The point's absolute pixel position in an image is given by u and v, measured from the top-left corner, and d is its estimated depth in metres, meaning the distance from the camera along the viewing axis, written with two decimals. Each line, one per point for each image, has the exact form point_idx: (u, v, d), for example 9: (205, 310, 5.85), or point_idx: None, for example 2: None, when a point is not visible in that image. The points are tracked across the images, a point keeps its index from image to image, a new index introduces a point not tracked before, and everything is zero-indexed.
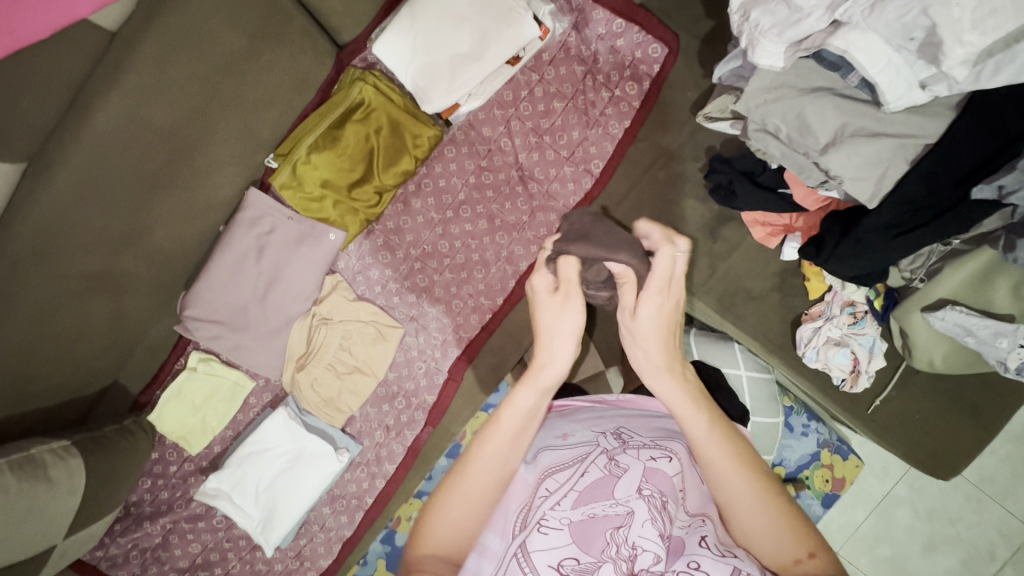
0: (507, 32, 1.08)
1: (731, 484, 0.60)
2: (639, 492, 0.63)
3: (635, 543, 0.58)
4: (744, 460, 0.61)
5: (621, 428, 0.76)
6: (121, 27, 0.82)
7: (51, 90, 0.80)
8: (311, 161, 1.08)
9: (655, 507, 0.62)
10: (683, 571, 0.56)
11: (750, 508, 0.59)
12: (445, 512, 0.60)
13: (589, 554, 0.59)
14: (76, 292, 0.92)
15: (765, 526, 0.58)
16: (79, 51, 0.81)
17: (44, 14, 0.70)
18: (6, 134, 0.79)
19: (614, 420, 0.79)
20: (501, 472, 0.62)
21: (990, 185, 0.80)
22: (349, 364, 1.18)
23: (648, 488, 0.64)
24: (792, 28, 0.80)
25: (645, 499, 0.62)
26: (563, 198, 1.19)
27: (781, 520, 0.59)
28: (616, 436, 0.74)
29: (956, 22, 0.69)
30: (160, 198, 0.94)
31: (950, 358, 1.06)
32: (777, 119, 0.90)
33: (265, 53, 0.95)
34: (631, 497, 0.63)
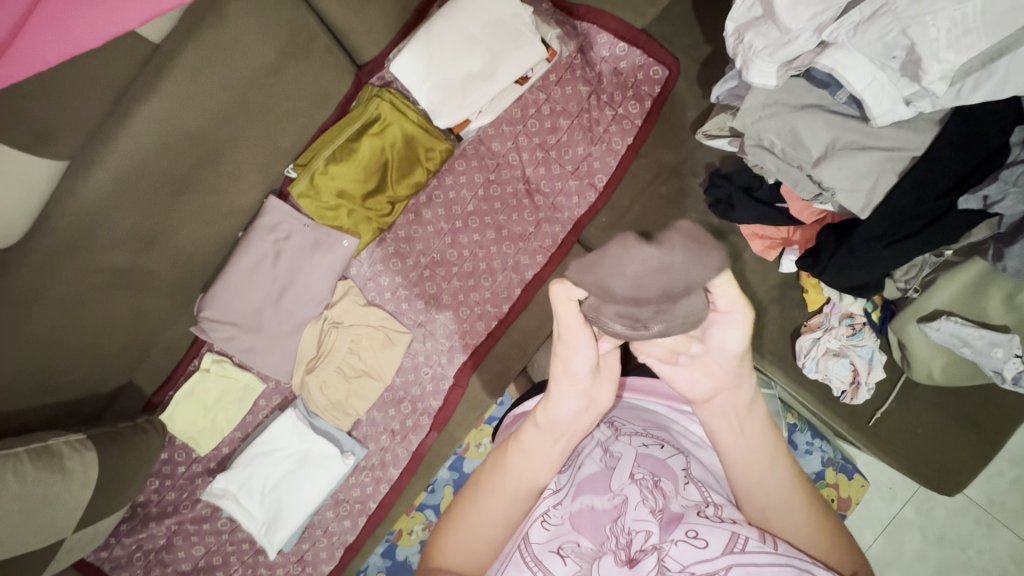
0: (517, 53, 1.15)
1: (791, 503, 0.64)
2: (631, 477, 0.66)
3: (631, 527, 0.61)
4: (798, 479, 0.66)
5: (614, 420, 0.79)
6: (163, 41, 0.88)
7: (95, 99, 0.86)
8: (328, 171, 1.14)
9: (647, 487, 0.65)
10: (681, 540, 0.58)
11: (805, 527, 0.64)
12: (462, 533, 0.64)
13: (590, 540, 0.62)
14: (100, 287, 0.97)
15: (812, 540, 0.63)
16: (123, 60, 0.87)
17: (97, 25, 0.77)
18: (52, 133, 0.84)
19: (607, 409, 0.83)
20: (514, 507, 0.65)
21: (976, 196, 0.84)
22: (358, 368, 1.21)
23: (640, 471, 0.67)
24: (782, 49, 0.86)
25: (638, 482, 0.65)
26: (568, 210, 1.23)
27: (830, 537, 0.64)
28: (608, 426, 0.78)
29: (934, 40, 0.74)
30: (186, 200, 0.99)
31: (949, 370, 1.08)
32: (772, 134, 0.95)
33: (292, 68, 1.01)
34: (625, 483, 0.66)
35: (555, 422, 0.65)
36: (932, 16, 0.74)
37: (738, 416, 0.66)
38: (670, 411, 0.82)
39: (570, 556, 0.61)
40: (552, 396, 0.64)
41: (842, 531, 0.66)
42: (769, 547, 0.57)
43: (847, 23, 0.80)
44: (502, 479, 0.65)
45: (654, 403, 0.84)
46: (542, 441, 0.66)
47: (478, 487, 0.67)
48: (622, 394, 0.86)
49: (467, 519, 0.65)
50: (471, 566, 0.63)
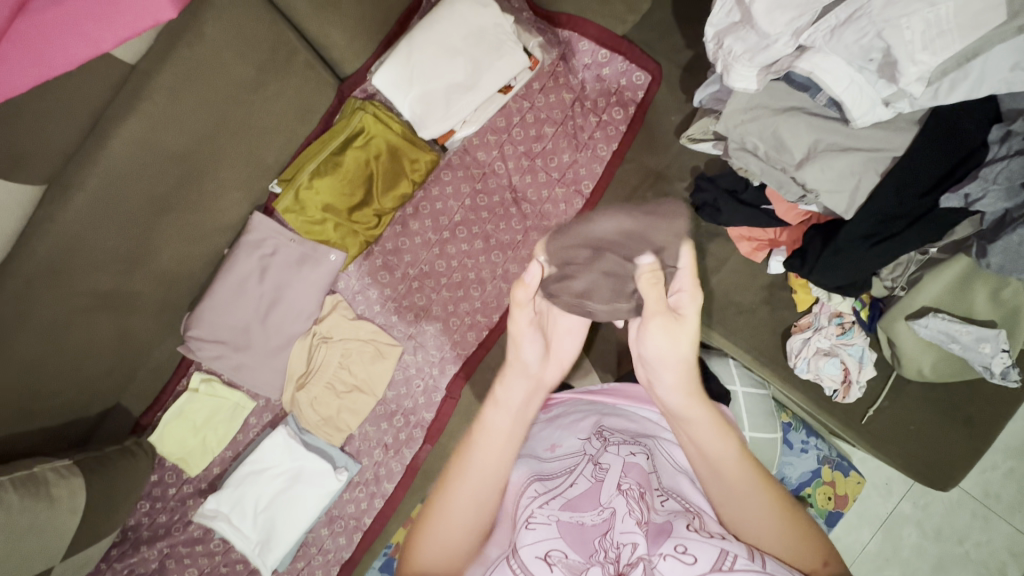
0: (500, 63, 1.15)
1: (755, 508, 0.65)
2: (619, 488, 0.65)
3: (619, 540, 0.60)
4: (757, 472, 0.67)
5: (601, 427, 0.79)
6: (140, 61, 0.88)
7: (72, 121, 0.85)
8: (313, 186, 1.13)
9: (634, 499, 0.63)
10: (669, 554, 0.58)
11: (770, 521, 0.64)
12: (435, 532, 0.64)
13: (578, 553, 0.60)
14: (84, 309, 0.95)
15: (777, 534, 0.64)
16: (99, 82, 0.86)
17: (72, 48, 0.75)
18: (29, 157, 0.83)
19: (594, 418, 0.82)
20: (483, 492, 0.66)
21: (957, 194, 0.85)
22: (348, 383, 1.20)
23: (628, 481, 0.66)
24: (762, 53, 0.86)
25: (625, 494, 0.64)
26: (556, 218, 1.23)
27: (797, 531, 0.65)
28: (597, 436, 0.77)
29: (909, 43, 0.75)
30: (169, 220, 0.98)
31: (939, 366, 1.08)
32: (755, 137, 0.96)
33: (272, 84, 1.01)
34: (613, 496, 0.65)
35: (511, 399, 0.68)
36: (907, 19, 0.74)
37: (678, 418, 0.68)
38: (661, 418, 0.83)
39: (557, 564, 0.59)
40: (505, 375, 0.69)
41: (808, 522, 0.67)
42: (757, 564, 0.57)
43: (824, 26, 0.80)
44: (468, 466, 0.66)
45: (646, 410, 0.84)
46: (502, 418, 0.68)
47: (445, 483, 0.67)
48: (610, 399, 0.86)
49: (438, 514, 0.65)
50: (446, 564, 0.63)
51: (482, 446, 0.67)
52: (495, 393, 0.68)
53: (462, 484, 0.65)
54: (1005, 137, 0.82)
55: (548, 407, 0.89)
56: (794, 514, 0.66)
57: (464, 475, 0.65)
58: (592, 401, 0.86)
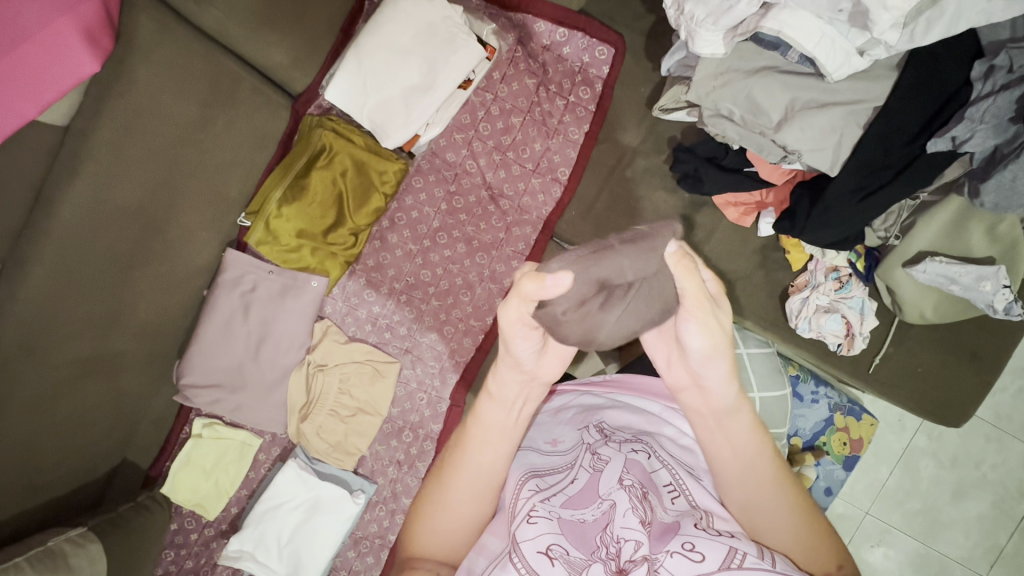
0: (455, 58, 1.09)
1: (785, 520, 0.65)
2: (620, 483, 0.65)
3: (620, 535, 0.61)
4: (787, 480, 0.67)
5: (602, 425, 0.79)
6: (73, 120, 0.81)
7: (11, 195, 0.80)
8: (282, 215, 1.10)
9: (636, 495, 0.64)
10: (677, 552, 0.59)
11: (794, 529, 0.65)
12: (433, 517, 0.67)
13: (581, 550, 0.61)
14: (68, 379, 0.93)
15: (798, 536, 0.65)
16: (33, 151, 0.80)
17: None
18: None
19: (597, 411, 0.82)
20: (481, 487, 0.67)
21: (944, 138, 0.81)
22: (351, 407, 1.19)
23: (630, 477, 0.66)
24: (725, 16, 0.81)
25: (626, 489, 0.64)
26: (536, 210, 1.20)
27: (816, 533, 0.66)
28: (598, 431, 0.77)
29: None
30: (138, 275, 0.95)
31: (940, 307, 1.08)
32: (728, 102, 0.92)
33: (220, 119, 0.95)
34: (613, 489, 0.65)
35: (505, 393, 0.66)
36: None
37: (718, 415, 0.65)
38: (663, 410, 0.81)
39: (558, 558, 0.59)
40: (496, 369, 0.65)
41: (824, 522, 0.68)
42: (767, 562, 0.59)
43: None
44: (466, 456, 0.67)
45: (650, 403, 0.83)
46: (497, 413, 0.66)
47: (444, 470, 0.68)
48: (616, 393, 0.85)
49: (437, 498, 0.67)
50: (448, 545, 0.66)
51: (474, 439, 0.67)
52: (489, 386, 0.66)
53: (460, 472, 0.67)
54: (988, 73, 0.78)
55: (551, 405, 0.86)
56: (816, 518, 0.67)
57: (457, 464, 0.67)
58: (595, 393, 0.86)
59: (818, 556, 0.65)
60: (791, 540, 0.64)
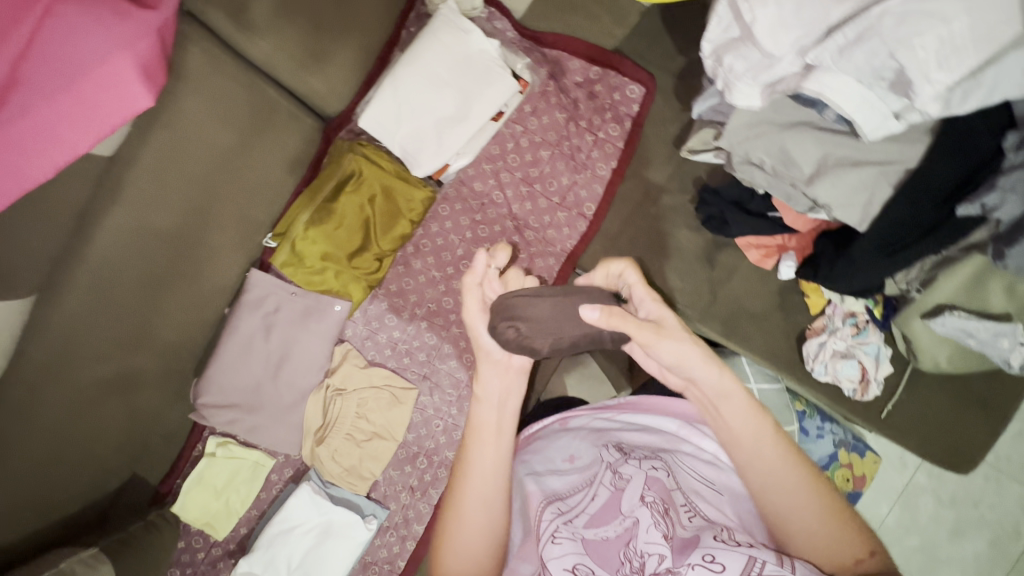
0: (490, 91, 1.10)
1: (799, 496, 0.66)
2: (641, 500, 0.69)
3: (643, 550, 0.64)
4: (800, 459, 0.68)
5: (621, 443, 0.83)
6: (122, 150, 0.80)
7: (56, 224, 0.78)
8: (309, 236, 1.10)
9: (657, 511, 0.67)
10: (698, 564, 0.60)
11: (812, 509, 0.65)
12: (454, 539, 0.70)
13: (606, 568, 0.65)
14: (90, 399, 0.92)
15: (827, 541, 0.64)
16: (78, 183, 0.78)
17: (41, 155, 0.64)
18: (19, 270, 0.76)
19: (614, 434, 0.85)
20: (489, 488, 0.71)
21: (974, 203, 0.81)
22: (367, 432, 1.18)
23: (651, 494, 0.69)
24: (765, 71, 0.84)
25: (648, 506, 0.67)
26: (560, 242, 1.21)
27: (840, 521, 0.65)
28: (617, 449, 0.81)
29: (930, 67, 0.70)
30: (167, 297, 0.94)
31: (955, 358, 1.10)
32: (761, 153, 0.94)
33: (256, 145, 0.96)
34: (635, 506, 0.69)
35: (489, 392, 0.75)
36: (919, 37, 0.69)
37: (718, 397, 0.70)
38: (681, 428, 0.82)
39: None
40: (478, 372, 0.77)
41: (851, 513, 0.66)
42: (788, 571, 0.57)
43: (831, 46, 0.75)
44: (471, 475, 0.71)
45: (665, 420, 0.84)
46: (488, 411, 0.74)
47: (453, 487, 0.73)
48: (630, 415, 0.87)
49: (455, 523, 0.71)
50: (473, 559, 0.70)
51: (481, 444, 0.73)
52: (476, 388, 0.76)
53: (471, 483, 0.71)
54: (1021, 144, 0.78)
55: (565, 420, 0.89)
56: (839, 505, 0.66)
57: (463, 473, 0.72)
58: (609, 416, 0.88)
59: (847, 546, 0.64)
60: (812, 524, 0.65)
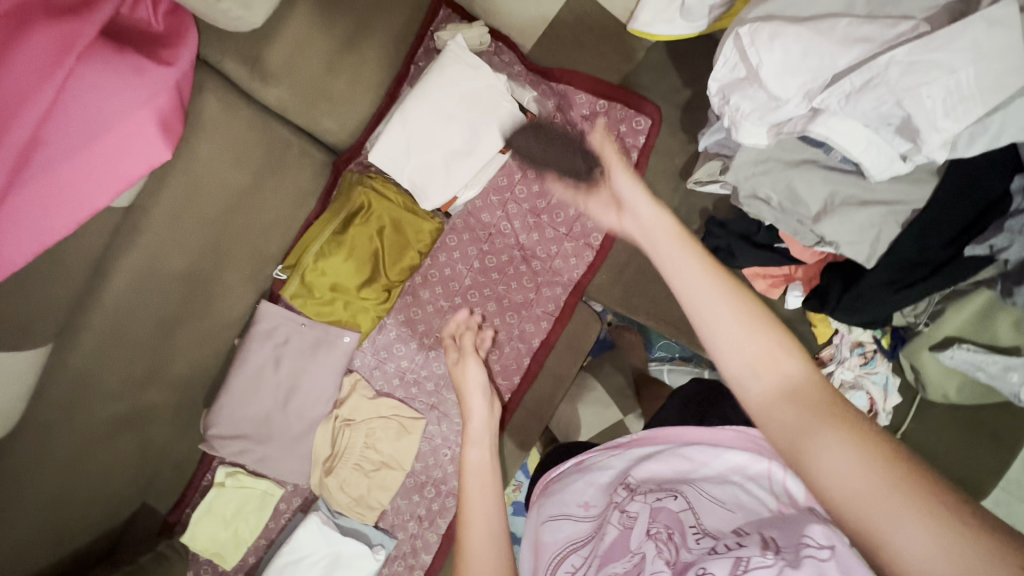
0: (497, 125, 1.10)
1: (808, 427, 0.50)
2: (647, 535, 0.64)
3: None
4: (817, 386, 0.53)
5: (630, 478, 0.78)
6: (137, 201, 0.83)
7: (71, 274, 0.81)
8: (319, 268, 1.11)
9: (661, 540, 0.63)
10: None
11: (845, 450, 0.47)
12: None
13: None
14: (103, 436, 0.94)
15: (868, 487, 0.45)
16: (96, 233, 0.82)
17: (63, 213, 0.70)
18: (35, 321, 0.79)
19: (626, 472, 0.81)
20: (493, 525, 0.72)
21: (981, 244, 0.84)
22: (376, 461, 1.19)
23: (656, 526, 0.65)
24: (771, 113, 0.84)
25: (653, 539, 0.63)
26: (567, 272, 1.21)
27: (886, 464, 0.45)
28: (625, 488, 0.76)
29: (937, 117, 0.71)
30: (181, 334, 0.96)
31: (964, 390, 1.09)
32: (768, 189, 0.94)
33: (267, 184, 0.98)
34: (642, 541, 0.64)
35: (479, 433, 0.86)
36: (926, 87, 0.70)
37: (703, 298, 0.59)
38: (700, 452, 0.76)
39: None
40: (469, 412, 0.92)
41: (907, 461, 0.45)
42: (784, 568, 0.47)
43: (838, 91, 0.76)
44: (473, 535, 0.71)
45: (693, 448, 0.77)
46: (478, 455, 0.82)
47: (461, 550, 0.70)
48: (647, 448, 0.82)
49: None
50: None
51: (473, 482, 0.78)
52: (469, 439, 0.85)
53: (472, 523, 0.73)
54: None
55: (582, 463, 0.88)
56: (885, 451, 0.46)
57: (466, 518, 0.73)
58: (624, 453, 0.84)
59: (908, 507, 0.43)
60: (848, 469, 0.46)
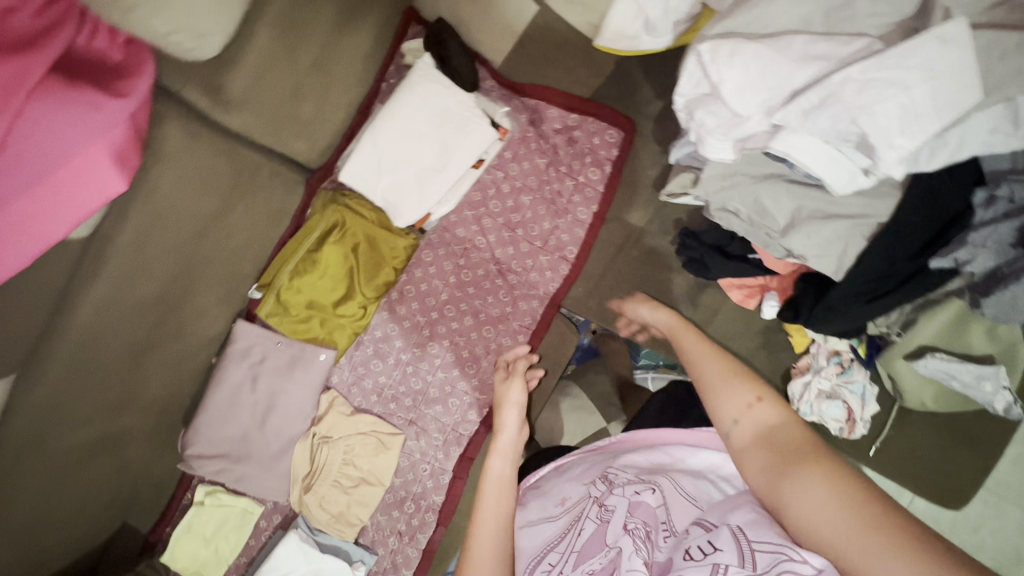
0: (468, 142, 1.11)
1: (785, 487, 0.70)
2: (624, 529, 0.72)
3: None
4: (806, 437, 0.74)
5: (606, 472, 0.89)
6: (99, 229, 0.83)
7: (34, 305, 0.80)
8: (294, 286, 1.12)
9: (638, 536, 0.71)
10: None
11: (821, 496, 0.66)
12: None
13: None
14: (78, 461, 0.94)
15: (823, 528, 0.64)
16: (57, 266, 0.81)
17: (17, 247, 0.71)
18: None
19: (600, 467, 0.92)
20: (500, 540, 0.83)
21: (946, 257, 0.82)
22: (355, 477, 1.19)
23: (633, 522, 0.73)
24: (735, 129, 0.84)
25: (630, 534, 0.71)
26: (543, 286, 1.21)
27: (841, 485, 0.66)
28: (603, 481, 0.86)
29: (894, 135, 0.71)
30: (152, 358, 0.97)
31: (940, 398, 1.10)
32: (736, 202, 0.94)
33: (237, 207, 0.98)
34: (619, 536, 0.72)
35: (506, 446, 0.96)
36: (880, 104, 0.70)
37: (749, 423, 0.79)
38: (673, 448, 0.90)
39: None
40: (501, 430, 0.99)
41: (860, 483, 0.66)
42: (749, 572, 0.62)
43: (795, 109, 0.76)
44: (481, 539, 0.83)
45: (667, 436, 0.92)
46: (500, 465, 0.92)
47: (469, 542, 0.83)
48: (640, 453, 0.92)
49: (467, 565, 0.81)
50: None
51: (490, 488, 0.90)
52: (494, 449, 0.95)
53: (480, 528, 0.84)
54: (990, 201, 0.80)
55: (559, 466, 0.99)
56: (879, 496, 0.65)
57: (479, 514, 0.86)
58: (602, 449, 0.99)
59: (842, 525, 0.63)
60: (812, 515, 0.65)
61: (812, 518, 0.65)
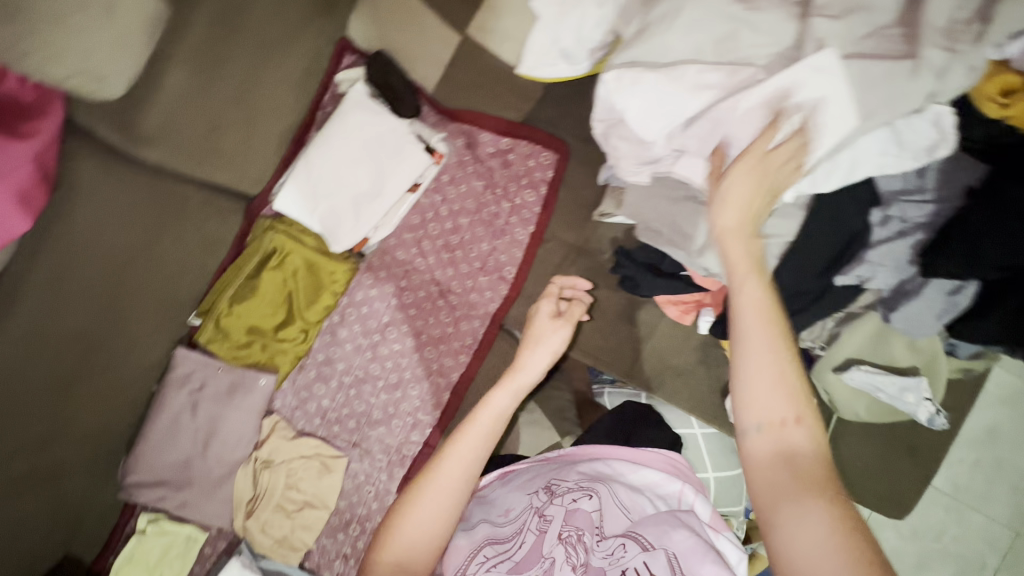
0: (402, 167, 1.15)
1: (780, 497, 0.61)
2: (559, 539, 0.80)
3: None
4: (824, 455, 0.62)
5: (549, 481, 0.91)
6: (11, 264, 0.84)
7: None
8: (234, 312, 1.13)
9: (571, 545, 0.79)
10: None
11: (815, 530, 0.56)
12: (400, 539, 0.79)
13: None
14: (10, 496, 0.93)
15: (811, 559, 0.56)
16: None
17: None
18: None
19: (545, 476, 0.94)
20: (458, 479, 0.82)
21: (851, 274, 0.86)
22: (298, 501, 1.19)
23: (567, 531, 0.81)
24: (642, 153, 0.87)
25: (563, 543, 0.79)
26: (483, 306, 1.22)
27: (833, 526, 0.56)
28: (545, 489, 0.89)
29: (783, 167, 0.73)
30: (81, 390, 0.97)
31: (872, 409, 1.11)
32: (655, 223, 0.96)
33: (164, 240, 1.01)
34: (553, 545, 0.79)
35: (518, 386, 0.89)
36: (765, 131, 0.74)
37: (778, 424, 0.63)
38: (617, 465, 0.96)
39: None
40: (522, 366, 0.91)
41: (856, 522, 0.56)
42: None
43: (693, 134, 0.78)
44: (438, 478, 0.81)
45: (615, 456, 0.98)
46: (502, 403, 0.87)
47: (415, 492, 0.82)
48: (586, 465, 0.97)
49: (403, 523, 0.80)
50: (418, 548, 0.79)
51: (481, 423, 0.85)
52: (506, 384, 0.89)
53: (437, 480, 0.82)
54: (885, 219, 0.84)
55: (506, 473, 0.99)
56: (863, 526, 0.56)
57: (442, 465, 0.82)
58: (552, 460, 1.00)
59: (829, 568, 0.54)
60: (799, 545, 0.57)
61: (801, 551, 0.56)
